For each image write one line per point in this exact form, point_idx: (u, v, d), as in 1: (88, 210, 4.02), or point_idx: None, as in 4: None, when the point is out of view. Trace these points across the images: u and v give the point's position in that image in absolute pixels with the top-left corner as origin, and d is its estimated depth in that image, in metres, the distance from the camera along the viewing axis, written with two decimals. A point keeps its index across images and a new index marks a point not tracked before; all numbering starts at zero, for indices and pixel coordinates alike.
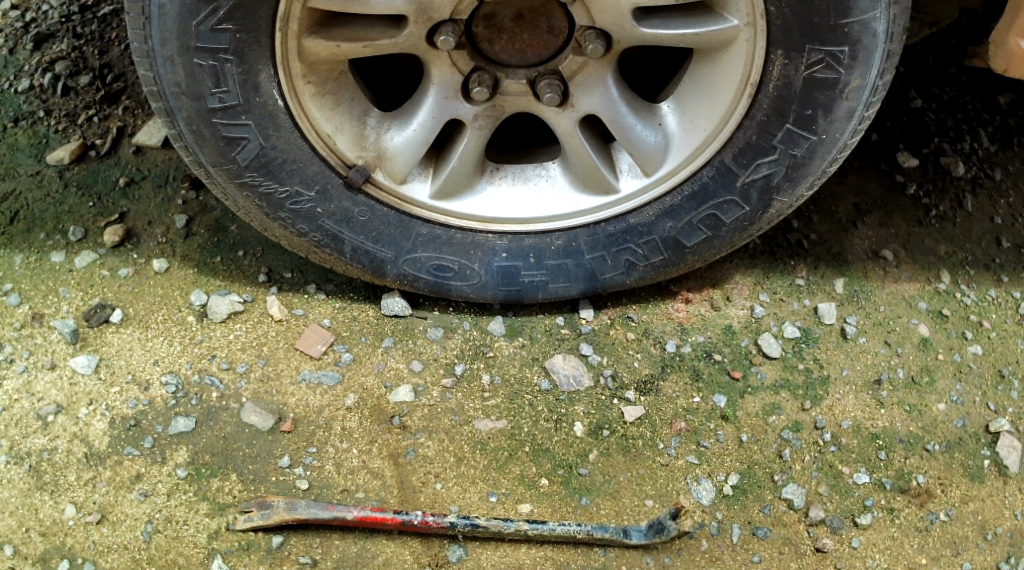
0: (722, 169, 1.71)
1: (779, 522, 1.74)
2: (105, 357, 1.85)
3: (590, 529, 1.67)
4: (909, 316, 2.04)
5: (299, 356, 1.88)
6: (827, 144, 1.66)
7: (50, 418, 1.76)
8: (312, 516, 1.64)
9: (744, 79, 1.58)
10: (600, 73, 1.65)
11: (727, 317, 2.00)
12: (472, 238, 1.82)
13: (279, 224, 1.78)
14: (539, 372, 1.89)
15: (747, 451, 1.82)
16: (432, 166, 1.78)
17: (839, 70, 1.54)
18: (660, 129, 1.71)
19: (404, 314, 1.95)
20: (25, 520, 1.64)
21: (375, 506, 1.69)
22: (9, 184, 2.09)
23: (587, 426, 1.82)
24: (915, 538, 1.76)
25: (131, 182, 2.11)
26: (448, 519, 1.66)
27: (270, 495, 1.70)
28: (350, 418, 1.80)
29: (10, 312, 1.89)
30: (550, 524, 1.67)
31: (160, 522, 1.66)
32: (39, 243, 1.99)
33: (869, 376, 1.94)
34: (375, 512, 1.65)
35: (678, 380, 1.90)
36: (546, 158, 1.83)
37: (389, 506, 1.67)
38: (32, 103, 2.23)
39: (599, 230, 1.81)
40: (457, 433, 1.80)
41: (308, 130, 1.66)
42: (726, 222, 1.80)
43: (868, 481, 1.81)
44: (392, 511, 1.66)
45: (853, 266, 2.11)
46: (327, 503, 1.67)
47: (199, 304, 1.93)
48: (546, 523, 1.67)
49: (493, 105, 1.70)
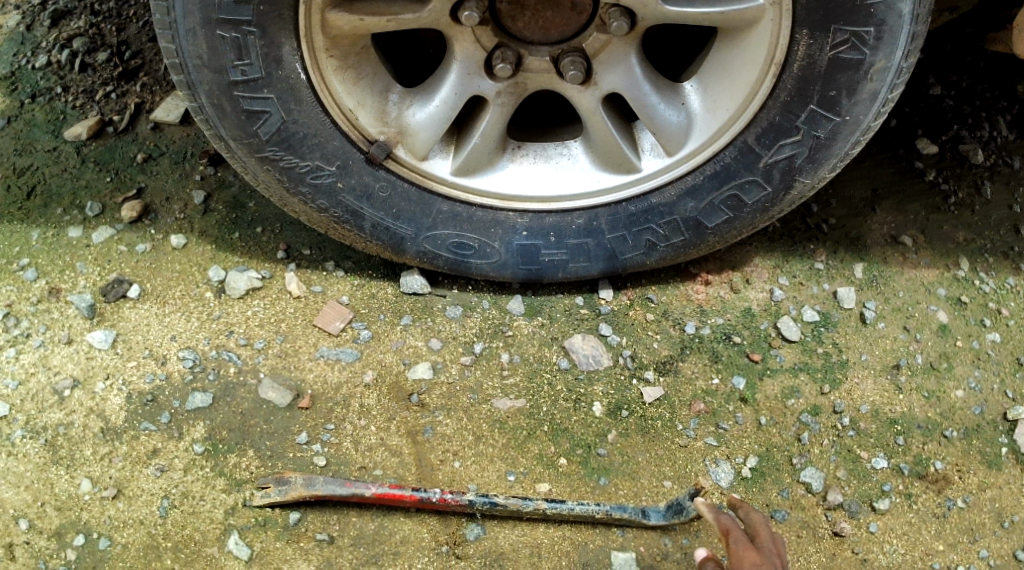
0: (744, 150, 1.70)
1: (797, 505, 1.74)
2: (122, 332, 1.84)
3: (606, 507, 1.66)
4: (928, 302, 2.02)
5: (317, 333, 1.87)
6: (850, 126, 1.65)
7: (67, 393, 1.76)
8: (329, 492, 1.64)
9: (769, 58, 1.57)
10: (624, 52, 1.64)
11: (747, 299, 1.99)
12: (493, 216, 1.81)
13: (299, 199, 1.78)
14: (558, 351, 1.88)
15: (765, 433, 1.82)
16: (452, 143, 1.77)
17: (863, 50, 1.53)
18: (683, 109, 1.70)
19: (423, 292, 1.94)
20: (40, 494, 1.65)
21: (393, 483, 1.69)
22: (26, 159, 2.08)
23: (606, 406, 1.82)
24: (932, 524, 1.75)
25: (149, 158, 2.10)
26: (467, 495, 1.66)
27: (288, 471, 1.70)
28: (368, 396, 1.80)
29: (26, 287, 1.88)
30: (568, 504, 1.66)
31: (177, 498, 1.66)
32: (56, 219, 1.99)
33: (888, 361, 1.93)
34: (393, 489, 1.65)
35: (697, 361, 1.89)
36: (568, 137, 1.82)
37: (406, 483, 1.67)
38: (49, 79, 2.22)
39: (619, 209, 1.80)
40: (475, 411, 1.79)
41: (329, 105, 1.64)
42: (747, 203, 1.79)
43: (886, 466, 1.80)
44: (410, 489, 1.66)
45: (872, 251, 2.08)
46: (344, 480, 1.66)
47: (217, 280, 1.92)
48: (562, 502, 1.67)
49: (516, 82, 1.69)
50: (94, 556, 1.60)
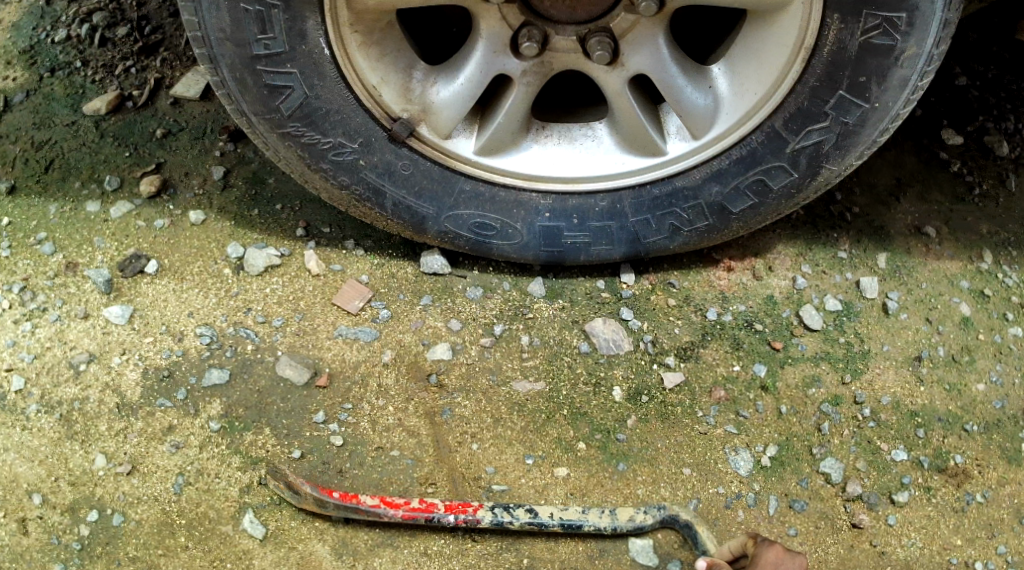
0: (771, 135, 1.68)
1: (816, 496, 1.73)
2: (139, 307, 1.83)
3: (624, 526, 1.62)
4: (951, 294, 1.99)
5: (336, 311, 1.86)
6: (879, 112, 1.63)
7: (83, 367, 1.75)
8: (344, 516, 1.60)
9: (799, 42, 1.54)
10: (652, 32, 1.61)
11: (769, 286, 1.96)
12: (516, 196, 1.79)
13: (320, 175, 1.76)
14: (578, 334, 1.86)
15: (785, 422, 1.80)
16: (476, 122, 1.75)
17: (895, 36, 1.50)
18: (710, 92, 1.68)
19: (443, 273, 1.92)
20: (54, 469, 1.65)
21: (405, 502, 1.62)
22: (45, 133, 2.07)
23: (626, 391, 1.80)
24: (951, 518, 1.73)
25: (168, 134, 2.08)
26: (484, 518, 1.61)
27: (295, 477, 1.64)
28: (386, 375, 1.78)
29: (43, 261, 1.88)
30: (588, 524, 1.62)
31: (192, 475, 1.65)
32: (74, 192, 1.98)
33: (910, 352, 1.91)
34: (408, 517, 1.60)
35: (718, 348, 1.87)
36: (592, 118, 1.80)
37: (421, 507, 1.61)
38: (69, 53, 2.21)
39: (644, 192, 1.78)
40: (494, 393, 1.78)
41: (353, 81, 1.62)
42: (773, 188, 1.77)
43: (906, 459, 1.78)
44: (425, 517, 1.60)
45: (895, 241, 2.06)
46: (355, 500, 1.61)
47: (236, 257, 1.90)
48: (580, 523, 1.62)
49: (542, 62, 1.66)
50: (107, 532, 1.60)
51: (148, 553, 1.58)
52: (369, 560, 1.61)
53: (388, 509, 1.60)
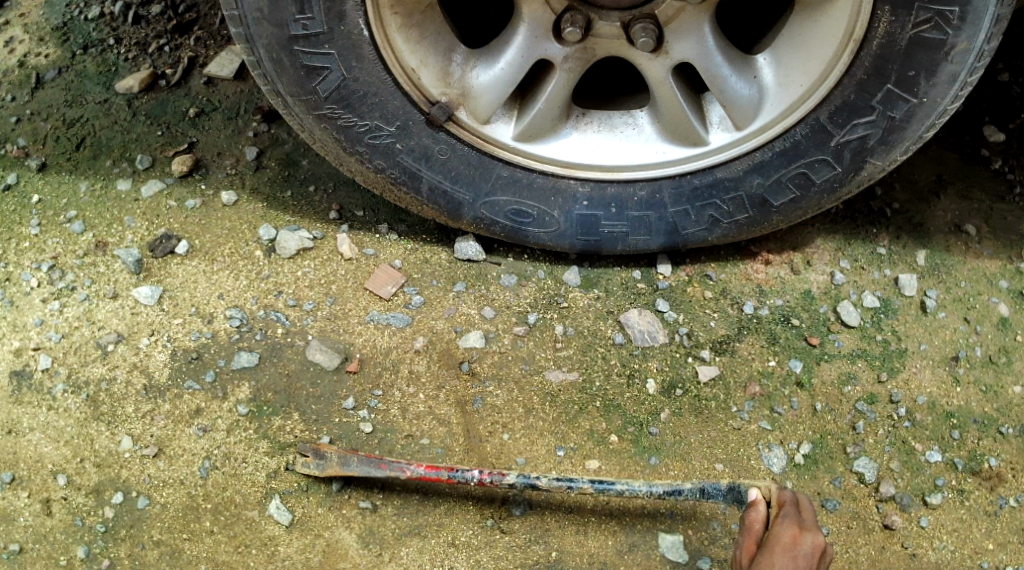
0: (815, 128, 1.65)
1: (849, 495, 1.70)
2: (168, 288, 1.81)
3: (660, 489, 1.57)
4: (989, 294, 1.95)
5: (367, 296, 1.83)
6: (926, 108, 1.60)
7: (111, 347, 1.73)
8: (365, 474, 1.59)
9: (848, 33, 1.50)
10: (697, 20, 1.57)
11: (807, 281, 1.93)
12: (554, 184, 1.77)
13: (356, 158, 1.74)
14: (613, 325, 1.84)
15: (821, 420, 1.77)
16: (516, 108, 1.72)
17: (946, 31, 1.46)
18: (755, 82, 1.64)
19: (477, 260, 1.90)
20: (80, 450, 1.63)
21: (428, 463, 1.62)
22: (76, 110, 2.06)
23: (660, 384, 1.78)
24: (984, 522, 1.70)
25: (201, 114, 2.06)
26: (508, 476, 1.59)
27: (326, 442, 1.66)
28: (418, 362, 1.76)
29: (73, 239, 1.86)
30: (617, 486, 1.57)
31: (218, 459, 1.64)
32: (104, 171, 1.96)
33: (947, 352, 1.87)
34: (430, 472, 1.59)
35: (754, 342, 1.84)
36: (633, 107, 1.77)
37: (444, 464, 1.60)
38: (102, 31, 2.19)
39: (684, 182, 1.76)
40: (527, 382, 1.75)
41: (391, 64, 1.58)
42: (815, 181, 1.74)
43: (940, 460, 1.75)
44: (447, 472, 1.59)
45: (934, 238, 2.02)
46: (380, 460, 1.61)
47: (267, 239, 1.88)
48: (611, 484, 1.57)
49: (584, 47, 1.62)
50: (132, 515, 1.59)
51: (173, 537, 1.57)
52: (396, 549, 1.58)
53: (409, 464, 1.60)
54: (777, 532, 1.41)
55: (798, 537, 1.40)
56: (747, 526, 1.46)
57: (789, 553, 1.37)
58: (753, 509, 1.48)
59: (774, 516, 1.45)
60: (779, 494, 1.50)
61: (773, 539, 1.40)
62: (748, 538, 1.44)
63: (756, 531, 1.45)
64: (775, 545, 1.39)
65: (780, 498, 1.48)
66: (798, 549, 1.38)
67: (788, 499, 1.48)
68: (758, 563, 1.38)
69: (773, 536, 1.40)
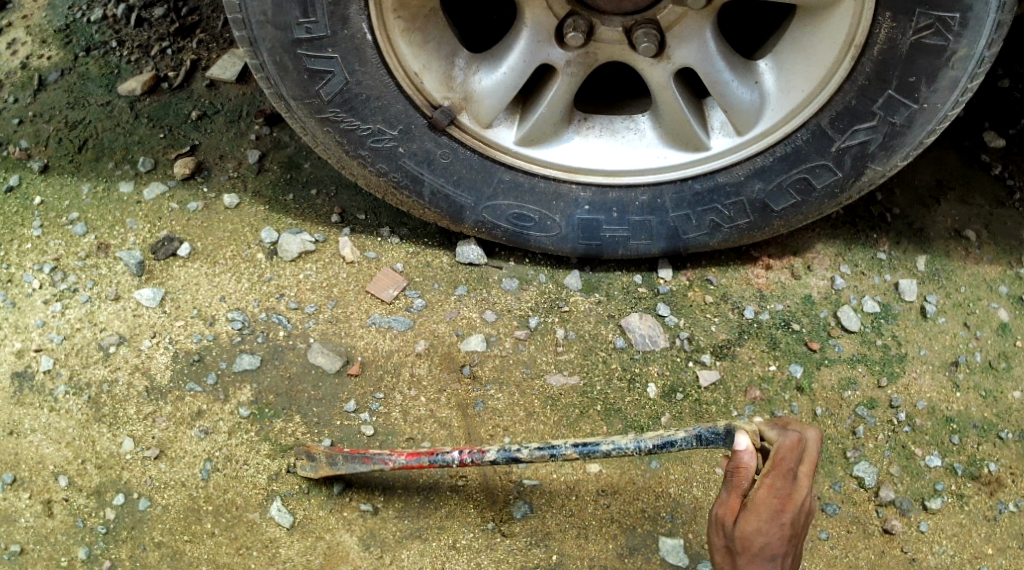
0: (816, 133, 1.65)
1: (849, 500, 1.70)
2: (170, 290, 1.82)
3: (647, 444, 1.47)
4: (989, 299, 1.96)
5: (369, 300, 1.84)
6: (927, 113, 1.60)
7: (113, 349, 1.73)
8: (353, 471, 1.58)
9: (849, 39, 1.51)
10: (699, 25, 1.57)
11: (807, 286, 1.94)
12: (556, 188, 1.78)
13: (358, 162, 1.74)
14: (614, 329, 1.84)
15: (820, 425, 1.77)
16: (518, 112, 1.72)
17: (947, 37, 1.47)
18: (756, 88, 1.65)
19: (479, 263, 1.90)
20: (82, 451, 1.64)
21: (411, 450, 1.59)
22: (78, 112, 2.06)
23: (661, 388, 1.78)
24: (983, 527, 1.71)
25: (203, 116, 2.07)
26: (489, 452, 1.52)
27: (315, 445, 1.65)
28: (419, 365, 1.76)
29: (75, 241, 1.86)
30: (603, 446, 1.48)
31: (220, 461, 1.64)
32: (107, 172, 1.97)
33: (947, 357, 1.87)
34: (411, 461, 1.56)
35: (755, 347, 1.85)
36: (635, 111, 1.77)
37: (424, 451, 1.57)
38: (104, 33, 2.19)
39: (685, 187, 1.76)
40: (528, 386, 1.76)
41: (394, 67, 1.59)
42: (816, 187, 1.74)
43: (940, 465, 1.76)
44: (428, 457, 1.56)
45: (934, 243, 2.02)
46: (364, 454, 1.59)
47: (269, 242, 1.88)
48: (594, 446, 1.48)
49: (586, 52, 1.63)
50: (134, 517, 1.59)
51: (175, 539, 1.57)
52: (397, 552, 1.59)
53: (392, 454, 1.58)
54: (763, 493, 1.27)
55: (788, 502, 1.27)
56: (733, 479, 1.31)
57: (775, 521, 1.26)
58: (741, 459, 1.31)
59: (763, 472, 1.30)
60: (775, 446, 1.32)
61: (756, 502, 1.27)
62: (732, 494, 1.31)
63: (742, 486, 1.30)
64: (761, 511, 1.26)
65: (776, 454, 1.30)
66: (785, 515, 1.26)
67: (786, 454, 1.30)
68: (739, 527, 1.27)
69: (757, 496, 1.28)
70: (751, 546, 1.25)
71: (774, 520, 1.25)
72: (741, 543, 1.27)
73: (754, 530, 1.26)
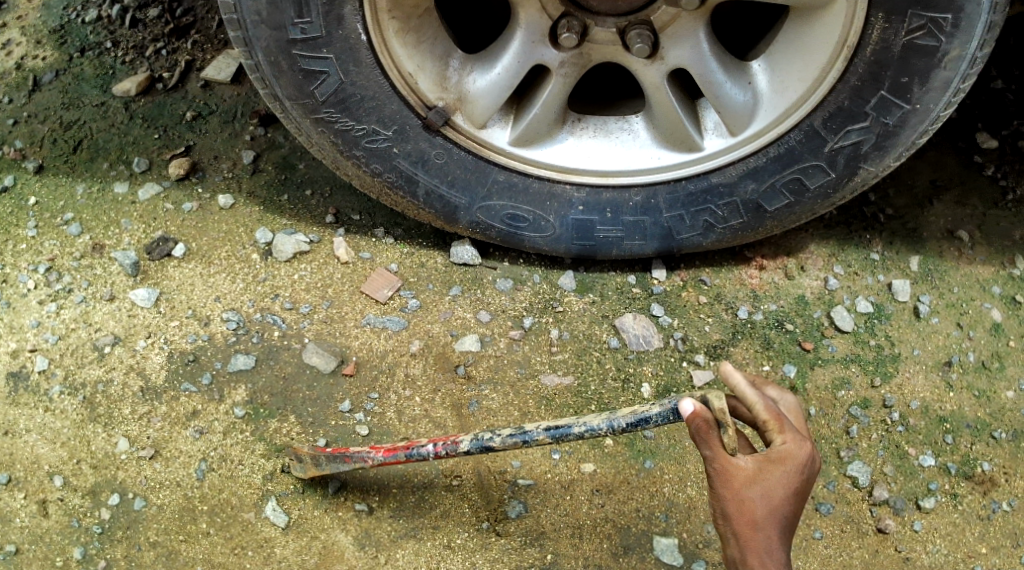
0: (810, 133, 1.66)
1: (842, 499, 1.71)
2: (166, 291, 1.82)
3: (620, 423, 1.34)
4: (982, 299, 1.97)
5: (364, 300, 1.84)
6: (919, 114, 1.61)
7: (107, 349, 1.74)
8: (337, 470, 1.57)
9: (841, 40, 1.51)
10: (693, 26, 1.58)
11: (801, 286, 1.95)
12: (550, 189, 1.78)
13: (353, 162, 1.74)
14: (608, 329, 1.85)
15: (814, 424, 1.78)
16: (512, 112, 1.73)
17: (940, 37, 1.47)
18: (749, 88, 1.65)
19: (474, 264, 1.91)
20: (76, 452, 1.64)
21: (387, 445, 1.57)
22: (73, 113, 2.06)
23: (655, 388, 1.79)
24: (976, 526, 1.71)
25: (198, 117, 2.07)
26: (463, 443, 1.49)
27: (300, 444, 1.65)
28: (413, 365, 1.77)
29: (70, 241, 1.87)
30: (575, 428, 1.38)
31: (214, 461, 1.64)
32: (102, 173, 1.97)
33: (940, 357, 1.88)
34: (389, 457, 1.55)
35: (748, 347, 1.85)
36: (629, 112, 1.78)
37: (401, 445, 1.55)
38: (99, 34, 2.20)
39: (679, 187, 1.77)
40: (522, 386, 1.76)
41: (389, 68, 1.59)
42: (809, 187, 1.75)
43: (933, 465, 1.76)
44: (404, 453, 1.54)
45: (927, 244, 2.03)
46: (345, 453, 1.57)
47: (264, 242, 1.89)
48: (566, 429, 1.39)
49: (580, 53, 1.63)
50: (129, 517, 1.59)
51: (170, 539, 1.58)
52: (391, 551, 1.59)
53: (370, 451, 1.56)
54: (790, 447, 1.19)
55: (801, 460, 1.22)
56: (709, 435, 1.19)
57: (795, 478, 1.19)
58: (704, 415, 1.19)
59: (775, 429, 1.21)
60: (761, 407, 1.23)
61: (784, 456, 1.19)
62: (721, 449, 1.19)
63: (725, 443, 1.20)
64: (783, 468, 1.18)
65: (777, 414, 1.23)
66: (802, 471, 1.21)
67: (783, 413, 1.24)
68: (761, 486, 1.17)
69: (781, 451, 1.19)
70: (780, 499, 1.17)
71: (801, 468, 1.19)
72: (766, 500, 1.17)
73: (779, 484, 1.17)
